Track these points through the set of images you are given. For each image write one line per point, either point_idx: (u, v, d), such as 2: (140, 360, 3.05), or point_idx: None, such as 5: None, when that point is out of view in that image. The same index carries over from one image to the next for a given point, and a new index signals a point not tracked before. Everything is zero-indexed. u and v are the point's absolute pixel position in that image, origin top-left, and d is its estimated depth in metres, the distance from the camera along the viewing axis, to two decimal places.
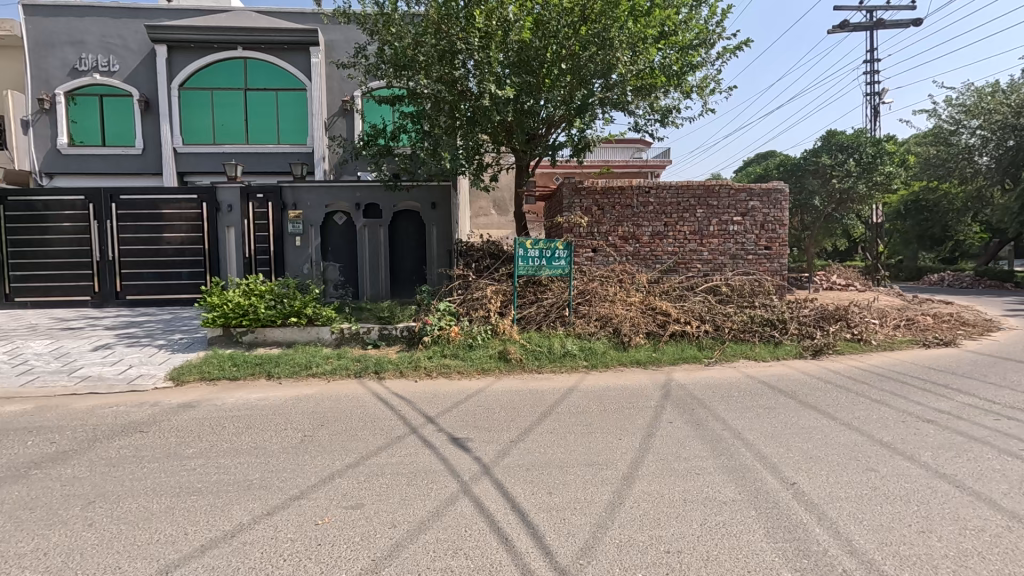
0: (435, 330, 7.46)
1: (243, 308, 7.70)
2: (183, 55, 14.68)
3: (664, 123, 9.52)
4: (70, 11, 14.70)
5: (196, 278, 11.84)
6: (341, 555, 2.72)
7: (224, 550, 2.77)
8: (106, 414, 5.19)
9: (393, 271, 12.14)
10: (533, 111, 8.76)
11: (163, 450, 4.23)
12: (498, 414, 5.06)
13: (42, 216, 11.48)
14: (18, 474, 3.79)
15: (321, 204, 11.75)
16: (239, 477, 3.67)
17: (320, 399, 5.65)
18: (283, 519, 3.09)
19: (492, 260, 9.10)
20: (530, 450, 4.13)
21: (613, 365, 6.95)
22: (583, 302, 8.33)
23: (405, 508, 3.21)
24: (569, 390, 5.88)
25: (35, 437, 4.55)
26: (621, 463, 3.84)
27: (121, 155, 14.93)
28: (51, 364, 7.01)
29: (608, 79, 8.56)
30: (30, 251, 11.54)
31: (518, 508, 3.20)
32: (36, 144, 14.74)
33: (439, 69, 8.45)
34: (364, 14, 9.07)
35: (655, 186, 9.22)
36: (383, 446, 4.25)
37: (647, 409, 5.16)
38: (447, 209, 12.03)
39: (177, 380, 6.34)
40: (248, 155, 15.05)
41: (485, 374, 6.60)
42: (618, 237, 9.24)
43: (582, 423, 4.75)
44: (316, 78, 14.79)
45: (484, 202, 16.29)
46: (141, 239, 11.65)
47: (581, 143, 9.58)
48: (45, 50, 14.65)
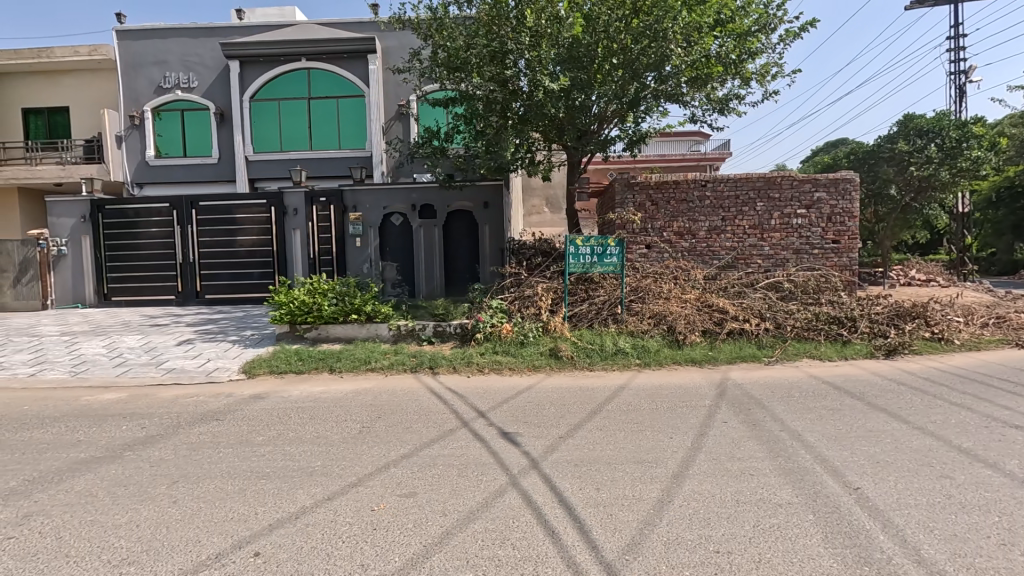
0: (487, 326, 7.63)
1: (308, 305, 8.15)
2: (254, 69, 15.67)
3: (722, 114, 9.23)
4: (156, 35, 16.04)
5: (266, 278, 12.62)
6: (394, 540, 2.85)
7: (289, 529, 2.98)
8: (187, 403, 5.67)
9: (448, 270, 12.45)
10: (585, 107, 8.72)
11: (237, 436, 4.59)
12: (548, 410, 5.11)
13: (133, 222, 12.59)
14: (115, 455, 4.21)
15: (379, 205, 12.22)
16: (303, 464, 3.91)
17: (378, 392, 5.91)
18: (342, 504, 3.27)
19: (544, 257, 9.08)
20: (578, 446, 4.15)
21: (667, 364, 6.82)
22: (636, 299, 8.21)
23: (456, 498, 3.32)
24: (620, 388, 5.83)
25: (129, 423, 5.04)
26: (671, 461, 3.80)
27: (200, 165, 16.11)
28: (141, 358, 7.68)
29: (662, 71, 8.42)
30: (123, 254, 12.68)
31: (566, 501, 3.24)
32: (127, 157, 16.15)
33: (491, 69, 8.53)
34: (417, 19, 9.29)
35: (712, 179, 8.95)
36: (436, 437, 4.42)
37: (701, 408, 5.04)
38: (499, 208, 12.19)
39: (250, 373, 6.82)
40: (312, 161, 15.85)
41: (536, 371, 6.66)
42: (673, 232, 9.02)
43: (632, 421, 4.71)
44: (374, 84, 15.36)
45: (537, 200, 16.35)
46: (217, 242, 12.53)
47: (635, 136, 9.41)
48: (135, 71, 16.04)
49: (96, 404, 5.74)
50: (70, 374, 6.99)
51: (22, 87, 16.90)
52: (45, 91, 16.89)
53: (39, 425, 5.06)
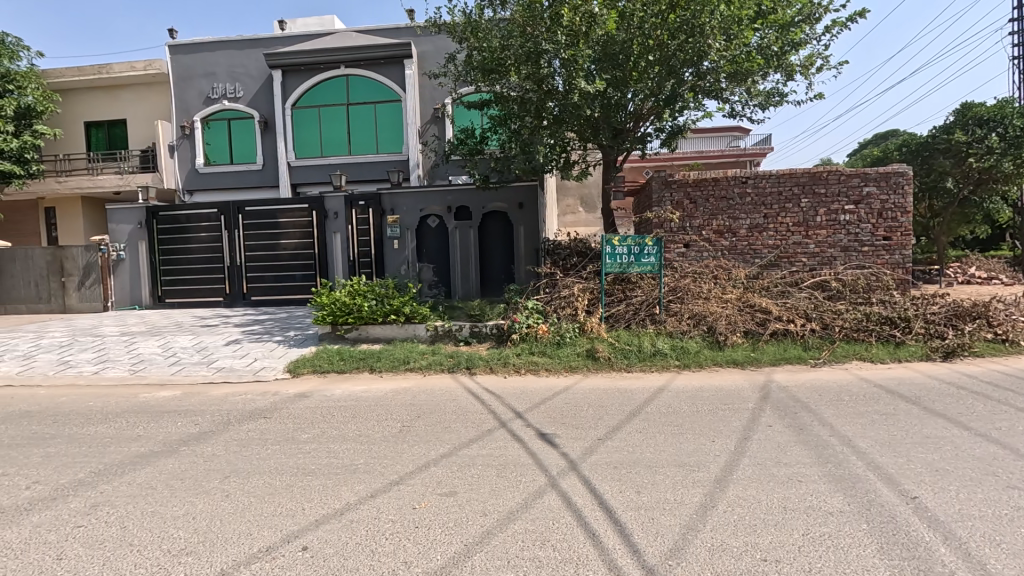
0: (523, 327, 7.66)
1: (349, 306, 8.36)
2: (296, 77, 16.19)
3: (763, 109, 8.96)
4: (205, 48, 16.76)
5: (308, 280, 12.99)
6: (436, 538, 2.90)
7: (335, 525, 3.06)
8: (236, 401, 5.90)
9: (484, 271, 12.55)
10: (621, 104, 8.62)
11: (284, 433, 4.75)
12: (586, 411, 5.08)
13: (184, 228, 13.19)
14: (171, 450, 4.43)
15: (416, 208, 12.46)
16: (346, 462, 4.02)
17: (417, 392, 6.00)
18: (385, 502, 3.34)
19: (580, 258, 9.01)
20: (617, 448, 4.11)
21: (708, 365, 6.67)
22: (675, 299, 8.05)
23: (497, 498, 3.34)
24: (659, 390, 5.74)
25: (184, 419, 5.29)
26: (713, 465, 3.71)
27: (246, 171, 16.75)
28: (193, 357, 8.05)
29: (700, 66, 8.25)
30: (176, 258, 13.31)
31: (606, 504, 3.21)
32: (179, 166, 16.93)
33: (526, 69, 8.52)
34: (452, 22, 9.35)
35: (753, 175, 8.69)
36: (474, 438, 4.44)
37: (744, 411, 4.91)
38: (534, 208, 12.21)
39: (294, 372, 7.05)
40: (351, 165, 16.26)
41: (573, 372, 6.62)
42: (713, 231, 8.81)
43: (673, 423, 4.62)
44: (410, 88, 15.62)
45: (571, 200, 16.26)
46: (262, 245, 13.00)
47: (673, 133, 9.25)
48: (186, 83, 16.81)
49: (153, 401, 6.06)
50: (129, 372, 7.39)
51: (83, 102, 17.88)
52: (104, 105, 17.83)
53: (102, 420, 5.38)
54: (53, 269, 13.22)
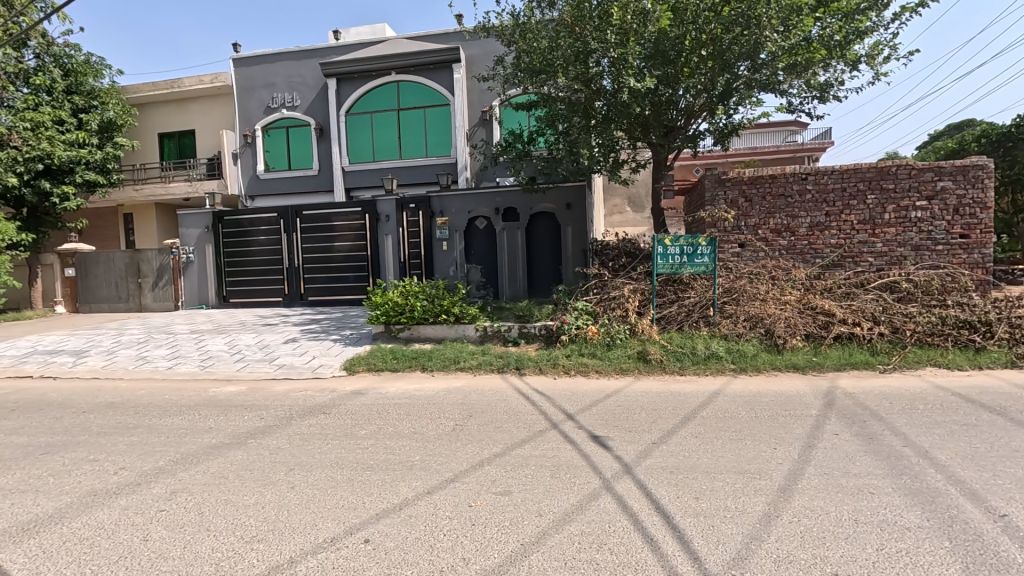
0: (573, 328, 7.63)
1: (401, 307, 8.59)
2: (349, 85, 16.76)
3: (823, 101, 8.58)
4: (265, 60, 17.59)
5: (361, 281, 13.41)
6: (493, 536, 2.93)
7: (395, 520, 3.15)
8: (297, 397, 6.16)
9: (531, 271, 12.58)
10: (672, 102, 8.47)
11: (342, 429, 4.92)
12: (639, 415, 4.98)
13: (246, 231, 13.88)
14: (240, 442, 4.69)
15: (464, 210, 12.66)
16: (403, 458, 4.12)
17: (468, 391, 6.09)
18: (442, 499, 3.41)
19: (629, 258, 8.86)
20: (673, 453, 4.02)
21: (766, 369, 6.43)
22: (730, 301, 7.80)
23: (551, 500, 3.34)
24: (714, 394, 5.59)
25: (251, 413, 5.57)
26: (776, 473, 3.57)
27: (303, 177, 17.46)
28: (256, 354, 8.46)
29: (756, 59, 7.99)
30: (238, 261, 14.02)
31: (662, 509, 3.15)
32: (242, 173, 17.86)
33: (575, 70, 8.46)
34: (501, 26, 9.41)
35: (813, 171, 8.28)
36: (525, 439, 4.45)
37: (807, 417, 4.69)
38: (582, 208, 12.14)
39: (350, 370, 7.29)
40: (402, 168, 16.67)
41: (624, 374, 6.54)
42: (769, 230, 8.46)
43: (731, 429, 4.48)
44: (459, 92, 15.87)
45: (619, 199, 16.03)
46: (318, 248, 13.52)
47: (726, 129, 8.99)
48: (248, 94, 17.71)
49: (221, 395, 6.42)
50: (199, 368, 7.86)
51: (157, 114, 19.11)
52: (174, 116, 18.97)
53: (177, 412, 5.74)
54: (131, 271, 14.28)
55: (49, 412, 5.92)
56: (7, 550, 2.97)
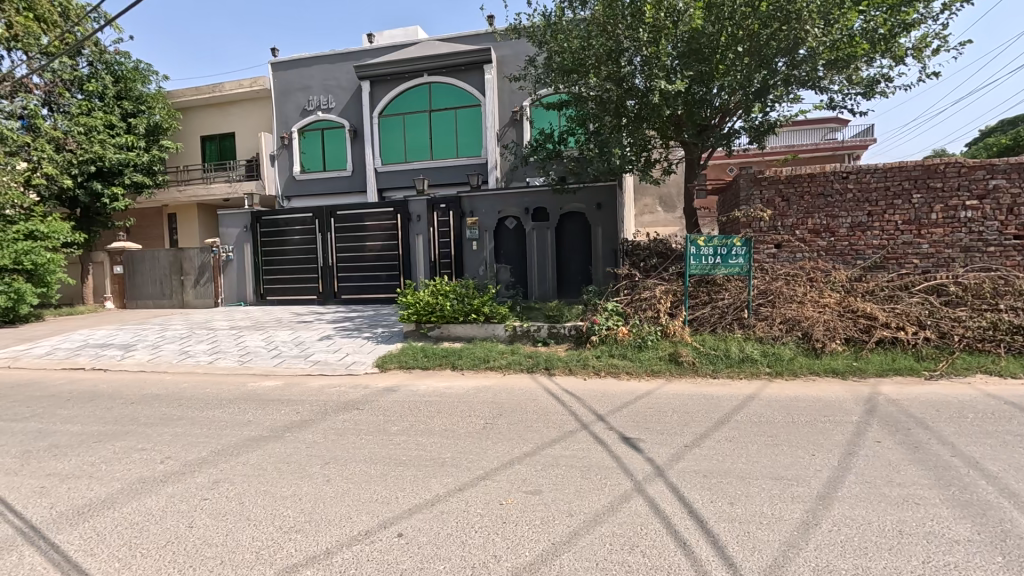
0: (603, 329, 7.58)
1: (432, 305, 8.70)
2: (382, 87, 17.05)
3: (867, 98, 8.29)
4: (302, 63, 18.04)
5: (392, 280, 13.63)
6: (524, 535, 2.94)
7: (427, 515, 3.20)
8: (331, 393, 6.31)
9: (561, 271, 12.54)
10: (706, 100, 8.32)
11: (376, 425, 5.02)
12: (671, 418, 4.91)
13: (282, 231, 14.27)
14: (277, 435, 4.83)
15: (494, 210, 12.73)
16: (434, 455, 4.18)
17: (498, 391, 6.12)
18: (473, 496, 3.44)
19: (660, 259, 8.74)
20: (706, 456, 3.96)
21: (803, 374, 6.25)
22: (765, 303, 7.62)
23: (581, 500, 3.33)
24: (749, 397, 5.47)
25: (287, 408, 5.73)
26: (814, 480, 3.48)
27: (337, 177, 17.84)
28: (292, 351, 8.69)
29: (795, 55, 7.79)
30: (274, 259, 14.43)
31: (696, 513, 3.11)
32: (279, 174, 18.36)
33: (606, 69, 8.41)
34: (533, 26, 9.41)
35: (855, 170, 7.99)
36: (556, 438, 4.45)
37: (847, 424, 4.55)
38: (613, 208, 12.04)
39: (382, 367, 7.43)
40: (433, 169, 16.86)
41: (655, 376, 6.46)
42: (808, 231, 8.21)
43: (766, 434, 4.38)
44: (489, 93, 15.97)
45: (650, 199, 15.82)
46: (351, 247, 13.81)
47: (762, 127, 8.77)
48: (285, 97, 18.20)
49: (259, 390, 6.63)
50: (238, 363, 8.13)
51: (199, 118, 19.80)
52: (215, 120, 19.62)
53: (218, 405, 5.95)
54: (174, 269, 14.87)
55: (100, 402, 6.23)
56: (65, 531, 3.15)
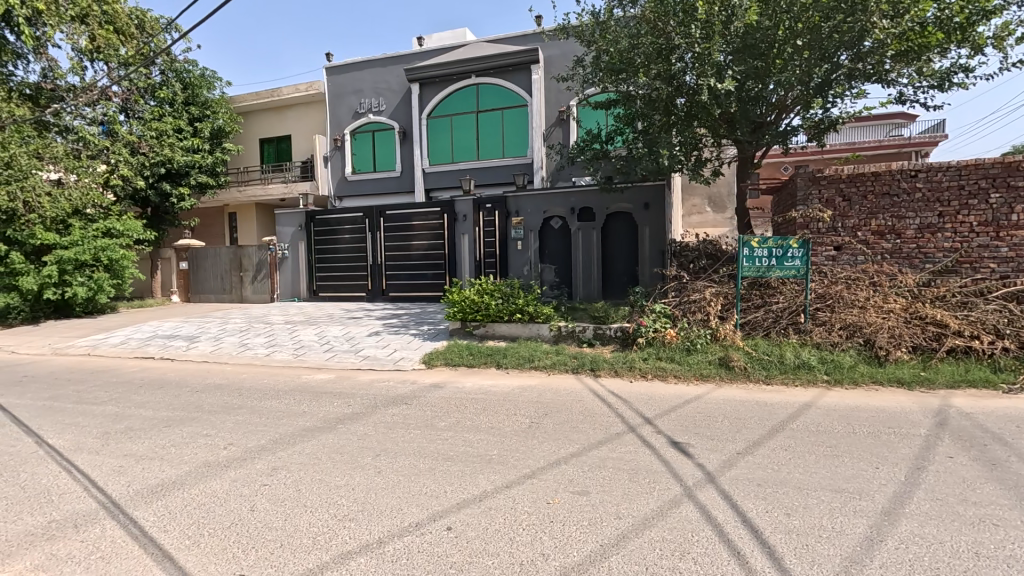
0: (650, 331, 7.45)
1: (477, 304, 8.80)
2: (431, 89, 17.37)
3: (943, 90, 7.79)
4: (354, 67, 18.61)
5: (437, 278, 13.86)
6: (571, 535, 2.94)
7: (474, 510, 3.25)
8: (380, 387, 6.49)
9: (606, 272, 12.40)
10: (761, 97, 8.01)
11: (424, 420, 5.12)
12: (722, 423, 4.78)
13: (334, 230, 14.77)
14: (331, 426, 5.00)
15: (539, 210, 12.73)
16: (482, 451, 4.23)
17: (542, 390, 6.11)
18: (520, 493, 3.46)
19: (710, 260, 8.53)
20: (759, 465, 3.83)
21: (864, 383, 5.94)
22: (824, 308, 7.30)
23: (630, 503, 3.29)
24: (805, 405, 5.25)
25: (339, 400, 5.93)
26: (879, 495, 3.30)
27: (386, 178, 18.30)
28: (343, 346, 8.98)
29: (859, 47, 7.47)
30: (326, 257, 14.95)
31: (750, 522, 3.01)
32: (331, 175, 19.01)
33: (656, 67, 8.26)
34: (581, 26, 9.34)
35: (925, 168, 7.51)
36: (603, 439, 4.43)
37: (914, 437, 4.29)
38: (661, 208, 11.81)
39: (428, 363, 7.58)
40: (479, 169, 17.03)
41: (704, 381, 6.30)
42: (871, 232, 7.79)
43: (825, 444, 4.20)
44: (536, 93, 16.00)
45: (698, 199, 15.41)
46: (398, 246, 14.15)
47: (823, 124, 8.39)
48: (338, 101, 18.81)
49: (313, 383, 6.88)
50: (293, 356, 8.47)
51: (257, 122, 20.70)
52: (272, 123, 20.47)
53: (276, 396, 6.23)
54: (234, 265, 15.66)
55: (169, 390, 6.63)
56: (141, 508, 3.38)
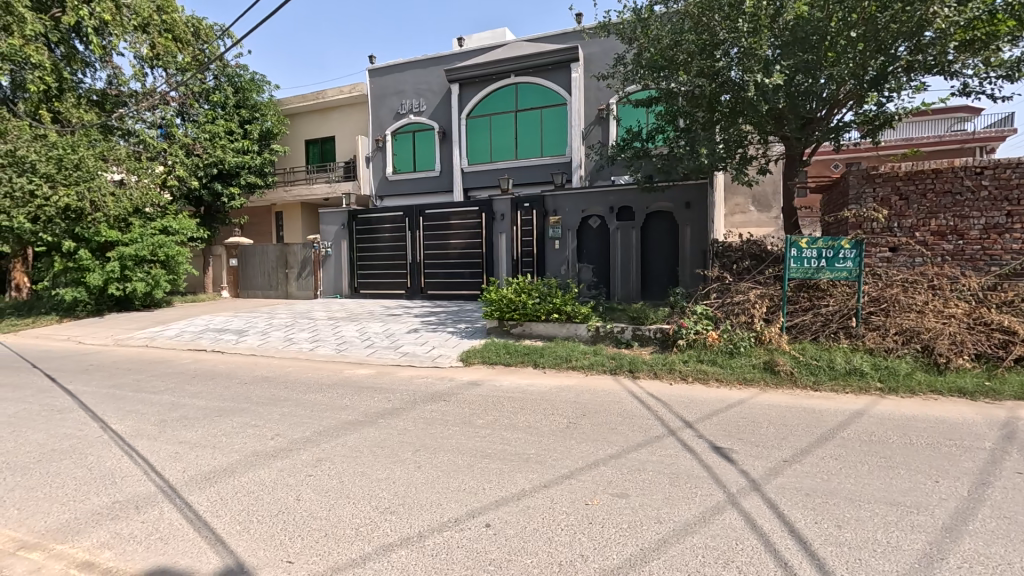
0: (691, 333, 7.29)
1: (515, 303, 8.81)
2: (471, 89, 17.51)
3: (1012, 81, 7.28)
4: (396, 69, 18.95)
5: (474, 277, 13.98)
6: (611, 537, 2.91)
7: (513, 508, 3.25)
8: (419, 383, 6.60)
9: (645, 273, 12.18)
10: (812, 92, 7.70)
11: (462, 417, 5.18)
12: (767, 429, 4.63)
13: (375, 228, 15.10)
14: (372, 420, 5.13)
15: (577, 209, 12.66)
16: (520, 450, 4.23)
17: (579, 391, 6.07)
18: (558, 493, 3.45)
19: (754, 261, 8.27)
20: (808, 474, 3.69)
21: (921, 392, 5.63)
22: (878, 312, 6.95)
23: (671, 507, 3.23)
24: (856, 413, 5.02)
25: (380, 395, 6.06)
26: (939, 510, 3.13)
27: (426, 178, 18.56)
28: (383, 342, 9.17)
29: (919, 38, 7.13)
30: (367, 255, 15.30)
31: (798, 533, 2.91)
32: (373, 175, 19.43)
33: (699, 63, 8.00)
34: (622, 23, 9.23)
35: (992, 164, 7.07)
36: (642, 442, 4.36)
37: (978, 450, 4.04)
38: (703, 208, 11.45)
39: (466, 361, 7.65)
40: (517, 168, 17.06)
41: (748, 386, 6.10)
42: (930, 232, 7.38)
43: (879, 454, 4.01)
44: (575, 92, 15.91)
45: (742, 198, 14.97)
46: (436, 245, 14.36)
47: (878, 120, 8.00)
48: (380, 102, 19.20)
49: (354, 377, 7.06)
50: (335, 351, 8.70)
51: (303, 123, 21.35)
52: (317, 124, 21.06)
53: (320, 389, 6.42)
54: (281, 262, 16.23)
55: (220, 381, 6.93)
56: (195, 493, 3.54)
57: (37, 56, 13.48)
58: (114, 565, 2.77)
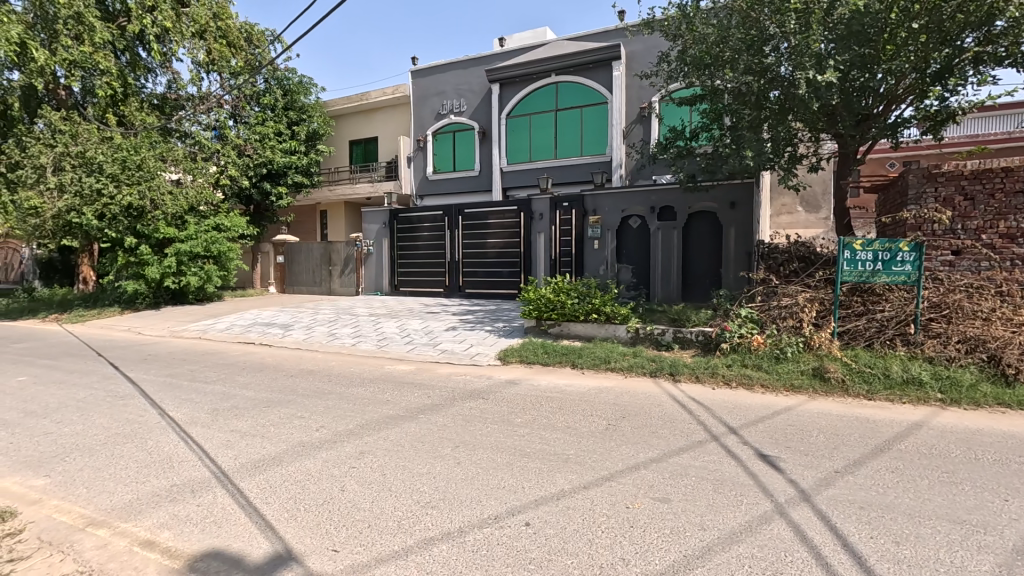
0: (735, 337, 7.09)
1: (554, 302, 8.79)
2: (511, 88, 17.57)
3: None
4: (438, 70, 19.19)
5: (512, 276, 14.01)
6: (653, 542, 2.86)
7: (553, 508, 3.24)
8: (459, 380, 6.68)
9: (687, 274, 11.93)
10: (868, 87, 7.36)
11: (500, 415, 5.20)
12: (817, 438, 4.46)
13: (415, 227, 15.36)
14: (413, 415, 5.21)
15: (617, 209, 12.51)
16: (559, 450, 4.22)
17: (619, 393, 5.99)
18: (599, 495, 3.42)
19: (803, 263, 7.96)
20: (861, 486, 3.53)
21: (986, 404, 5.30)
22: (938, 319, 6.59)
23: (715, 514, 3.15)
24: (912, 425, 4.77)
25: (419, 391, 6.15)
26: (1009, 530, 2.93)
27: (465, 177, 18.73)
28: (422, 339, 9.31)
29: (987, 28, 6.75)
30: (407, 253, 15.57)
31: (852, 547, 2.78)
32: (413, 174, 19.75)
33: (747, 60, 7.71)
34: (667, 19, 9.05)
35: None
36: (684, 446, 4.27)
37: None
38: (749, 209, 11.18)
39: (504, 359, 7.69)
40: (556, 168, 16.99)
41: (796, 393, 5.90)
42: (999, 235, 6.94)
43: (940, 468, 3.79)
44: (617, 90, 15.73)
45: (789, 198, 14.45)
46: (474, 244, 14.48)
47: (941, 115, 7.56)
48: (422, 103, 19.49)
49: (395, 373, 7.20)
50: (376, 347, 8.89)
51: (348, 124, 21.90)
52: (361, 125, 21.56)
53: (362, 383, 6.58)
54: (324, 259, 16.69)
55: (268, 373, 7.20)
56: (245, 480, 3.69)
57: (105, 63, 14.36)
58: (172, 545, 2.91)
